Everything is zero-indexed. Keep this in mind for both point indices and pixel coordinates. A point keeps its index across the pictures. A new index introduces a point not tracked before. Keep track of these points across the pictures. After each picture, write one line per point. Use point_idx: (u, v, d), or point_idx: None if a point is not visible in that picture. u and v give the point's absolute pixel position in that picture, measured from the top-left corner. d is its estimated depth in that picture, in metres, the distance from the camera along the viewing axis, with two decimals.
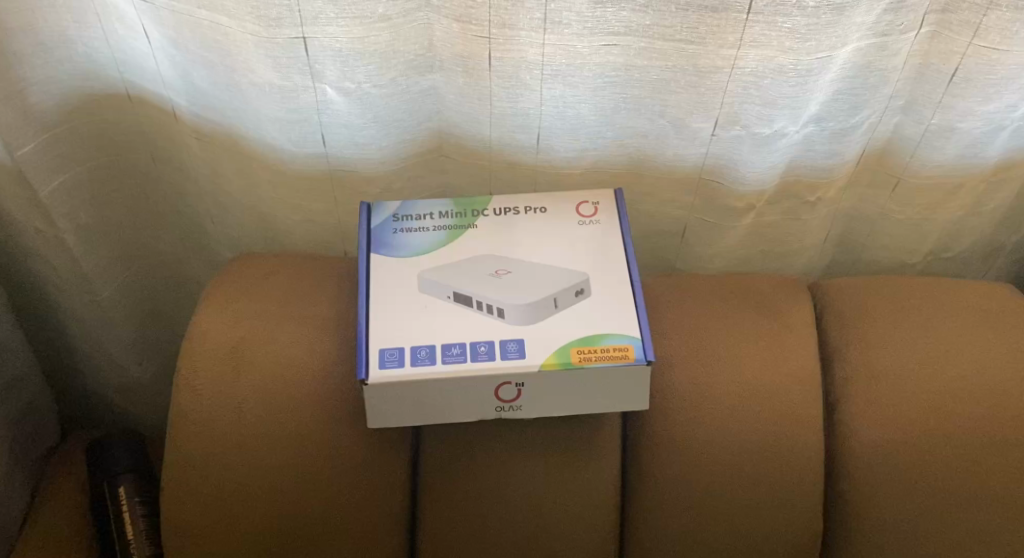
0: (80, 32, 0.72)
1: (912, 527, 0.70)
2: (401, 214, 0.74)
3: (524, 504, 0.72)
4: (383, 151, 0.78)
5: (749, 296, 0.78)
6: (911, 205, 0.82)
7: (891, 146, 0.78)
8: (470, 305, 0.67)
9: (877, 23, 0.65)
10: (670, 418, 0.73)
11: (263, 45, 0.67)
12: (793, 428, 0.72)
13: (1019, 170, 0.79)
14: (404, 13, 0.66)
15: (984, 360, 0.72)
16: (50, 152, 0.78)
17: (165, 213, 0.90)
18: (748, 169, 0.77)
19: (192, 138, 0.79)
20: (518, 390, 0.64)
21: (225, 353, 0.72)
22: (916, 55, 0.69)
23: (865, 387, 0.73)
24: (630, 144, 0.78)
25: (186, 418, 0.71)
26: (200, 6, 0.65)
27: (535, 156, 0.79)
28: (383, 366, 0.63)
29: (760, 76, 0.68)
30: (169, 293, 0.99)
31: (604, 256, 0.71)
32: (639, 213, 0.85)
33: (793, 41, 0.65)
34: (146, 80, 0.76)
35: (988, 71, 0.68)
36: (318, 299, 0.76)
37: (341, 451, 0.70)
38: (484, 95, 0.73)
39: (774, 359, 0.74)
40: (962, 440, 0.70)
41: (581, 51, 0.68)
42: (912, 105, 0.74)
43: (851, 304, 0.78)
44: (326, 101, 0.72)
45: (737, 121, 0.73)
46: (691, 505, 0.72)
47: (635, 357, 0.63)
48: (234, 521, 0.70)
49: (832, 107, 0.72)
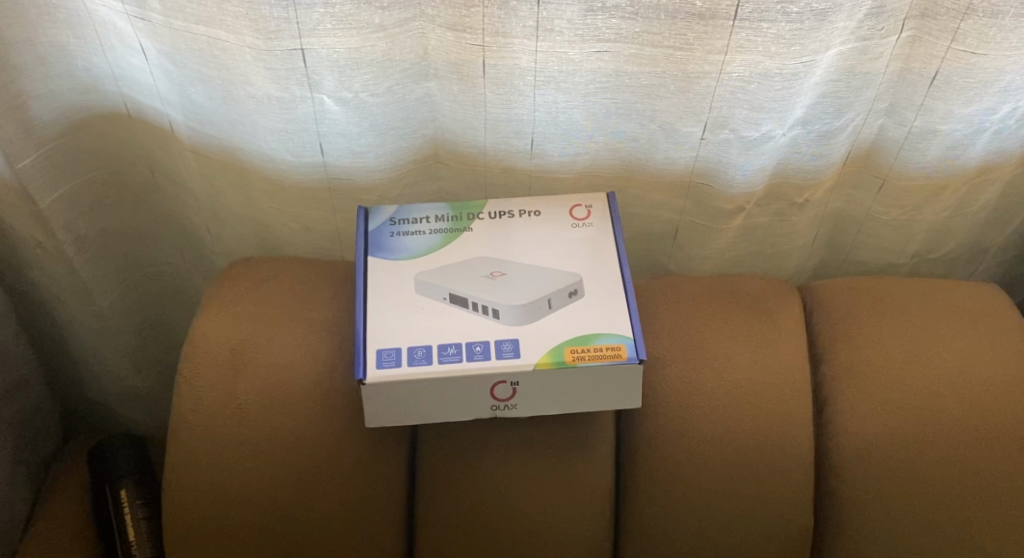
0: (80, 47, 0.73)
1: (900, 525, 0.71)
2: (398, 218, 0.76)
3: (519, 502, 0.74)
4: (379, 160, 0.79)
5: (739, 297, 0.79)
6: (899, 206, 0.84)
7: (878, 148, 0.79)
8: (465, 306, 0.69)
9: (860, 27, 0.66)
10: (662, 416, 0.74)
11: (261, 57, 0.68)
12: (782, 426, 0.73)
13: (1003, 171, 0.80)
14: (399, 23, 0.67)
15: (970, 360, 0.74)
16: (50, 164, 0.80)
17: (163, 224, 0.92)
18: (738, 171, 0.78)
19: (190, 151, 0.80)
20: (513, 389, 0.66)
21: (225, 356, 0.74)
22: (900, 59, 0.70)
23: (854, 385, 0.74)
24: (621, 149, 0.79)
25: (188, 420, 0.73)
26: (198, 21, 0.67)
27: (528, 162, 0.81)
28: (381, 366, 0.64)
29: (746, 81, 0.70)
30: (170, 302, 1.01)
31: (596, 258, 0.72)
32: (631, 216, 0.86)
33: (778, 47, 0.66)
34: (144, 95, 0.77)
35: (970, 76, 0.69)
36: (316, 302, 0.77)
37: (340, 450, 0.72)
38: (477, 102, 0.75)
39: (765, 357, 0.75)
40: (948, 437, 0.71)
41: (572, 58, 0.70)
42: (896, 107, 0.75)
43: (839, 304, 0.79)
44: (323, 112, 0.74)
45: (724, 125, 0.74)
46: (681, 503, 0.74)
47: (627, 355, 0.65)
48: (234, 519, 0.72)
49: (819, 110, 0.74)
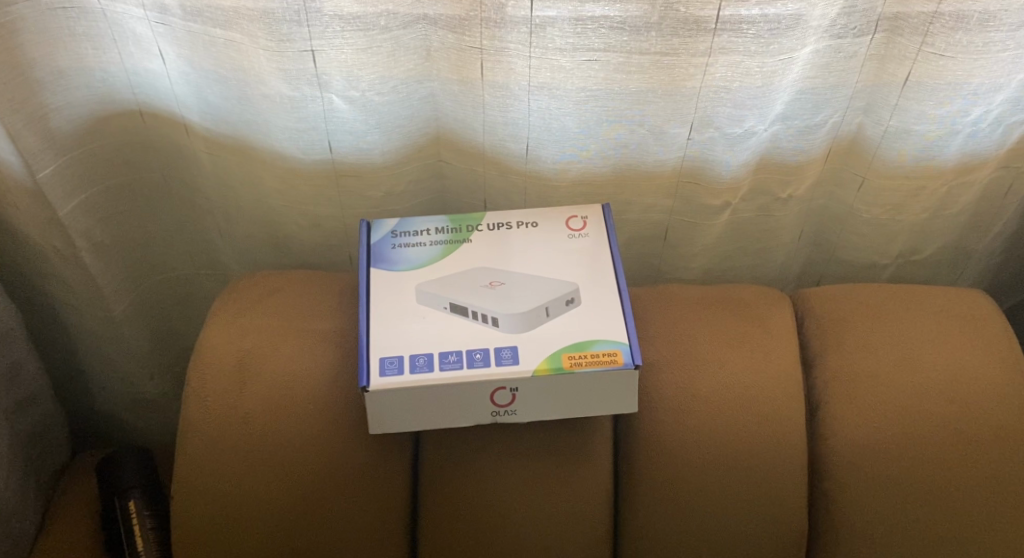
0: (98, 59, 0.77)
1: (893, 522, 0.72)
2: (399, 231, 0.78)
3: (520, 508, 0.75)
4: (382, 158, 0.82)
5: (733, 304, 0.82)
6: (882, 206, 0.87)
7: (858, 144, 0.83)
8: (465, 315, 0.71)
9: (834, 25, 0.70)
10: (659, 421, 0.76)
11: (273, 58, 0.72)
12: (777, 429, 0.75)
13: (981, 173, 0.83)
14: (403, 25, 0.71)
15: (955, 362, 0.76)
16: (70, 174, 0.83)
17: (175, 230, 0.95)
18: (723, 166, 0.81)
19: (202, 151, 0.84)
20: (512, 395, 0.68)
21: (232, 366, 0.76)
22: (875, 58, 0.74)
23: (844, 388, 0.76)
24: (615, 156, 0.82)
25: (195, 427, 0.75)
26: (216, 24, 0.71)
27: (524, 166, 0.83)
28: (384, 373, 0.66)
29: (729, 81, 0.73)
30: (179, 310, 1.03)
31: (592, 267, 0.75)
32: (625, 221, 0.89)
33: (758, 46, 0.70)
34: (158, 99, 0.80)
35: (940, 78, 0.73)
36: (320, 315, 0.79)
37: (344, 460, 0.74)
38: (477, 104, 0.78)
39: (758, 362, 0.77)
40: (935, 437, 0.73)
41: (564, 65, 0.73)
42: (874, 106, 0.78)
43: (829, 309, 0.81)
44: (332, 111, 0.77)
45: (710, 124, 0.78)
46: (680, 506, 0.75)
47: (623, 361, 0.67)
48: (243, 529, 0.73)
49: (797, 106, 0.77)
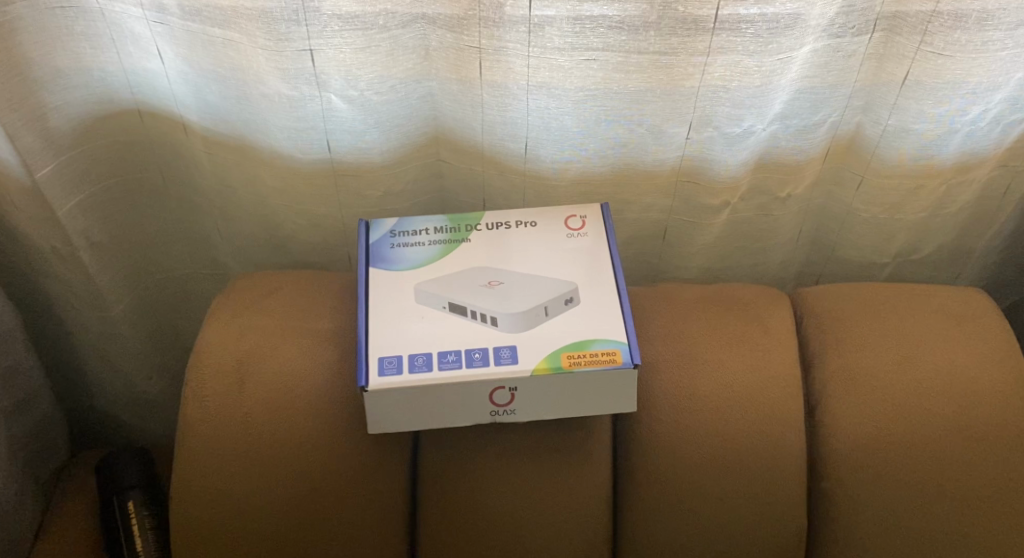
0: (96, 58, 0.76)
1: (892, 521, 0.73)
2: (398, 230, 0.78)
3: (518, 508, 0.75)
4: (380, 157, 0.82)
5: (732, 303, 0.82)
6: (881, 205, 0.87)
7: (856, 143, 0.83)
8: (464, 314, 0.71)
9: (832, 25, 0.70)
10: (658, 420, 0.76)
11: (272, 57, 0.72)
12: (775, 429, 0.75)
13: (980, 172, 0.83)
14: (401, 24, 0.71)
15: (954, 361, 0.76)
16: (69, 173, 0.83)
17: (173, 230, 0.95)
18: (722, 165, 0.81)
19: (200, 150, 0.84)
20: (511, 394, 0.68)
21: (231, 365, 0.76)
22: (874, 57, 0.74)
23: (843, 387, 0.76)
24: (613, 156, 0.82)
25: (194, 427, 0.74)
26: (215, 24, 0.71)
27: (523, 165, 0.83)
28: (383, 373, 0.66)
29: (727, 80, 0.73)
30: (178, 309, 1.03)
31: (591, 266, 0.75)
32: (624, 221, 0.89)
33: (756, 45, 0.70)
34: (157, 98, 0.80)
35: (939, 77, 0.73)
36: (319, 315, 0.79)
37: (343, 459, 0.74)
38: (475, 103, 0.78)
39: (757, 361, 0.77)
40: (933, 436, 0.73)
41: (563, 64, 0.73)
42: (872, 105, 0.78)
43: (828, 308, 0.81)
44: (331, 110, 0.77)
45: (709, 123, 0.78)
46: (679, 506, 0.75)
47: (622, 360, 0.67)
48: (242, 529, 0.73)
49: (796, 105, 0.77)
